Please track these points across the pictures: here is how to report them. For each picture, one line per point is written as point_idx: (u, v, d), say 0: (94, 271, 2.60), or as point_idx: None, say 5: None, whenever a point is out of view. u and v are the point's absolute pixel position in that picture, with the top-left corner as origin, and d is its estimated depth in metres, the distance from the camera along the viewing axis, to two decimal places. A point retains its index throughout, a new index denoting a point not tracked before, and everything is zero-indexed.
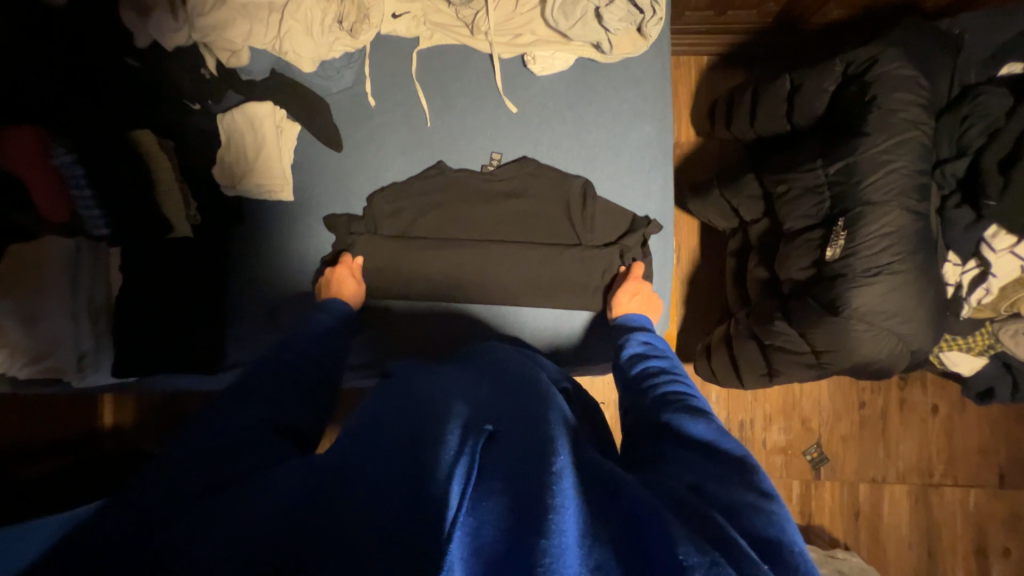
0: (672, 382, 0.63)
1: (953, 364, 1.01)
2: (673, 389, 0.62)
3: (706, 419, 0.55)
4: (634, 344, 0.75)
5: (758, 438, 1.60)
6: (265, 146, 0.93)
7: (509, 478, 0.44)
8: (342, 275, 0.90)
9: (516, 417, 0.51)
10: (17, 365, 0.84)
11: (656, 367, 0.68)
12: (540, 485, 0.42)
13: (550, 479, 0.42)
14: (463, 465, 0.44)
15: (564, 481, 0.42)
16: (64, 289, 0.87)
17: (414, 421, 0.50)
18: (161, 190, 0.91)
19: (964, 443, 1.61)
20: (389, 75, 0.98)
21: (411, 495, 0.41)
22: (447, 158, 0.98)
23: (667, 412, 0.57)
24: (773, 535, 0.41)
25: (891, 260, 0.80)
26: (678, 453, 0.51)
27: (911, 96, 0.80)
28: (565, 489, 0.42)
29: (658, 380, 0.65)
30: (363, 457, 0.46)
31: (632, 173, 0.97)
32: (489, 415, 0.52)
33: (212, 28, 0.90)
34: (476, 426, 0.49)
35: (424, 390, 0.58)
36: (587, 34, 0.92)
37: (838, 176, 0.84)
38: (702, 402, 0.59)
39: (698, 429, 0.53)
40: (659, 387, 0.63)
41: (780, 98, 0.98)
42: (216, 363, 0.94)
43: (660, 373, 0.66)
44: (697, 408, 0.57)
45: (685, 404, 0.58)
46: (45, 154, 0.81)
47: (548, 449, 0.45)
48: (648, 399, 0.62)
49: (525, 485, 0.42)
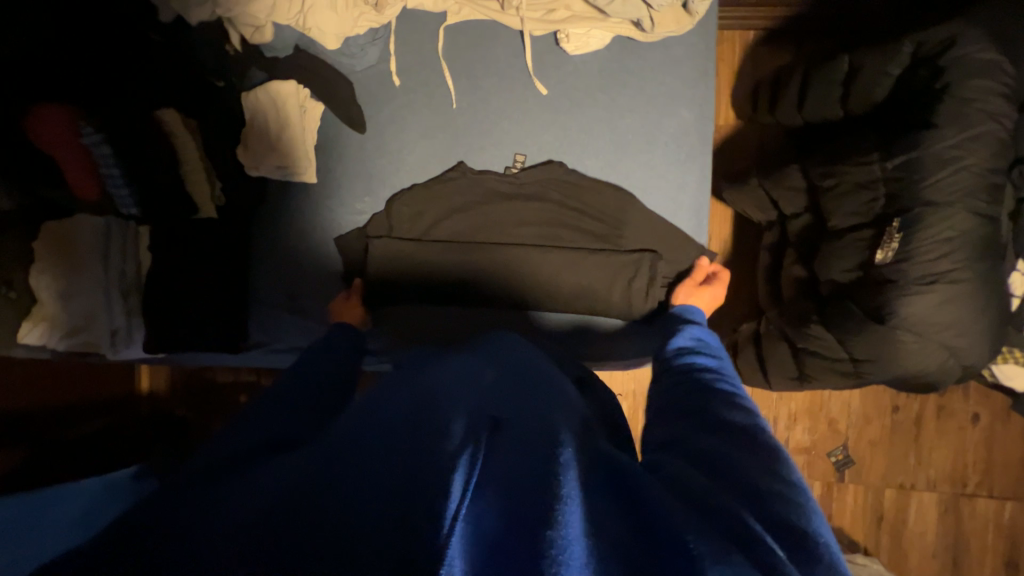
0: (717, 377, 0.59)
1: (1006, 377, 0.93)
2: (717, 383, 0.58)
3: (747, 414, 0.52)
4: (683, 337, 0.70)
5: (779, 436, 1.56)
6: (289, 126, 0.91)
7: (502, 477, 0.41)
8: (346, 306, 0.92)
9: (523, 412, 0.48)
10: (55, 338, 0.89)
11: (703, 363, 0.63)
12: (544, 477, 0.40)
13: (554, 470, 0.40)
14: (467, 456, 0.41)
15: (568, 474, 0.40)
16: (95, 266, 0.90)
17: (422, 408, 0.48)
18: (187, 172, 0.90)
19: (1005, 455, 1.54)
20: (413, 52, 0.93)
21: (411, 470, 0.40)
22: (468, 155, 0.94)
23: (705, 403, 0.54)
24: (793, 521, 0.39)
25: (949, 268, 0.73)
26: (701, 438, 0.48)
27: (991, 84, 0.71)
28: (570, 480, 0.40)
29: (702, 372, 0.60)
30: (359, 442, 0.44)
31: (666, 164, 0.91)
32: (492, 407, 0.49)
33: (236, 2, 0.86)
34: (480, 416, 0.47)
35: (437, 375, 0.56)
36: (626, 11, 0.84)
37: (896, 173, 0.77)
38: (749, 402, 0.55)
39: (739, 420, 0.51)
40: (702, 379, 0.59)
41: (836, 81, 0.90)
42: (239, 342, 0.96)
43: (705, 368, 0.61)
44: (744, 406, 0.53)
45: (728, 398, 0.55)
46: (74, 133, 0.81)
47: (554, 442, 0.43)
48: (689, 387, 0.58)
49: (529, 470, 0.41)
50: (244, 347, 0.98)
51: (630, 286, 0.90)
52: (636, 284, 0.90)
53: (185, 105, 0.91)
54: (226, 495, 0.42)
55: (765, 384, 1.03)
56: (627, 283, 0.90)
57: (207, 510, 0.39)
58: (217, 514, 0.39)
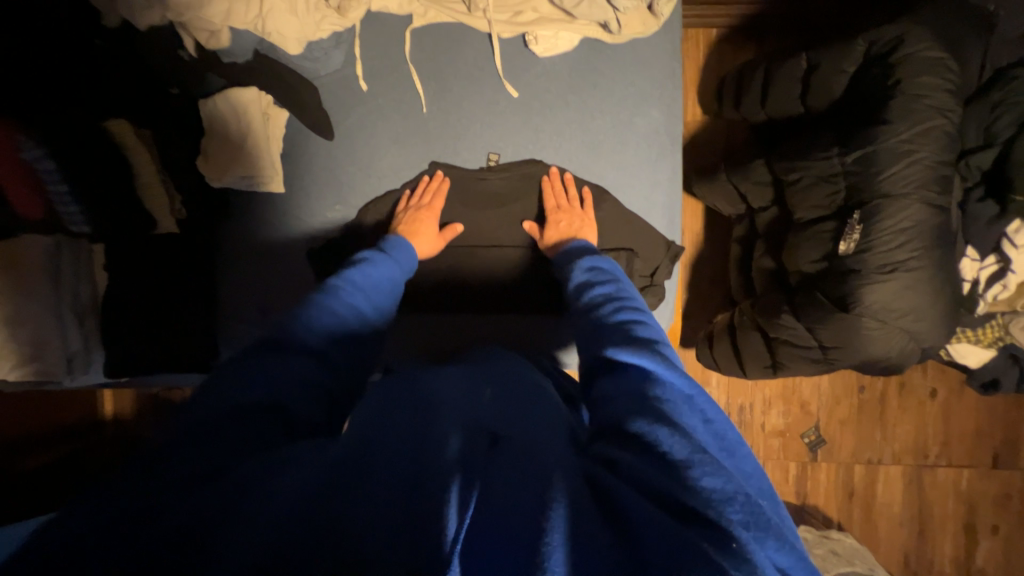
0: (616, 309, 0.62)
1: (961, 356, 0.99)
2: (618, 318, 0.60)
3: (648, 347, 0.53)
4: (579, 273, 0.73)
5: (756, 421, 1.66)
6: (252, 134, 0.87)
7: (501, 498, 0.38)
8: (420, 216, 0.87)
9: (523, 426, 0.46)
10: (4, 369, 0.81)
11: (604, 297, 0.65)
12: (539, 502, 0.38)
13: (551, 490, 0.38)
14: (460, 482, 0.39)
15: (559, 491, 0.38)
16: (46, 288, 0.84)
17: (416, 427, 0.45)
18: (143, 186, 0.86)
19: (960, 426, 1.66)
20: (380, 55, 0.90)
21: (413, 487, 0.39)
22: (441, 158, 0.92)
23: (610, 344, 0.56)
24: (708, 480, 0.38)
25: (907, 257, 0.76)
26: (607, 386, 0.50)
27: (938, 81, 0.74)
28: (567, 500, 0.38)
29: (604, 310, 0.63)
30: (363, 458, 0.41)
31: (638, 164, 0.89)
32: (486, 419, 0.47)
33: (187, 5, 0.80)
34: (477, 432, 0.45)
35: (432, 389, 0.52)
36: (593, 14, 0.82)
37: (855, 167, 0.80)
38: (651, 329, 0.57)
39: (636, 358, 0.51)
40: (606, 316, 0.61)
41: (795, 79, 0.94)
42: (209, 362, 0.92)
43: (607, 301, 0.64)
44: (645, 338, 0.55)
45: (631, 334, 0.56)
46: (10, 148, 0.73)
47: (552, 459, 0.42)
48: (594, 331, 0.60)
49: (529, 490, 0.39)
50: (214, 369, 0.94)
51: None
52: None
53: (141, 118, 0.87)
54: (190, 501, 0.38)
55: (741, 372, 1.07)
56: None
57: (210, 518, 0.37)
58: (203, 535, 0.36)
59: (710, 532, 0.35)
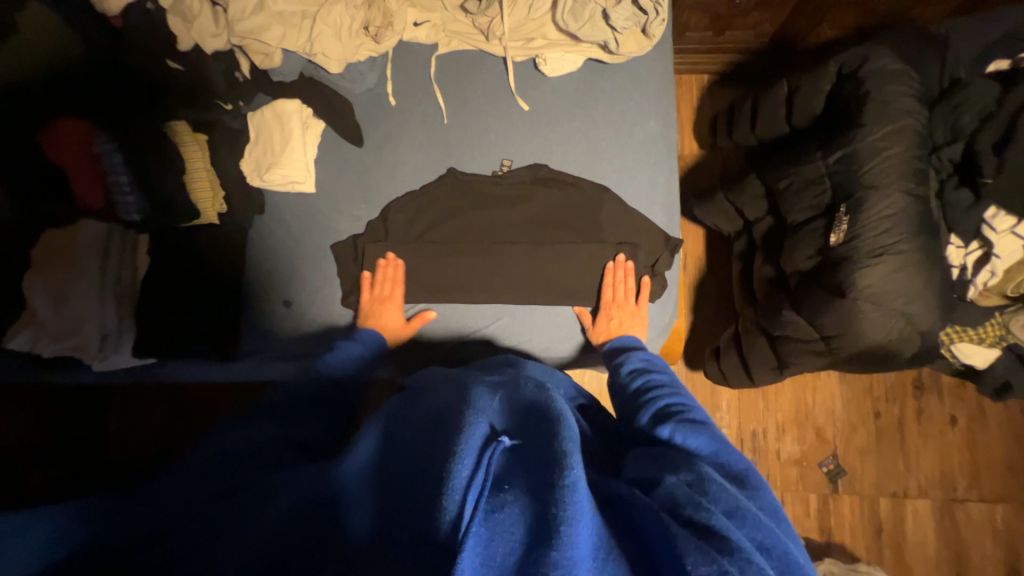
0: (672, 395, 0.69)
1: (966, 357, 1.00)
2: (672, 401, 0.68)
3: (705, 431, 0.61)
4: (632, 360, 0.80)
5: (771, 448, 1.62)
6: (290, 139, 0.97)
7: (529, 475, 0.47)
8: (381, 308, 0.94)
9: (536, 430, 0.51)
10: (42, 343, 0.88)
11: (658, 381, 0.73)
12: (550, 498, 0.43)
13: (560, 493, 0.43)
14: (480, 474, 0.47)
15: (576, 495, 0.43)
16: (93, 268, 0.91)
17: (427, 431, 0.54)
18: (192, 182, 0.96)
19: (987, 456, 1.59)
20: (408, 77, 1.03)
21: (423, 499, 0.46)
22: (459, 164, 1.00)
23: (668, 422, 0.63)
24: (760, 538, 0.44)
25: (895, 241, 0.80)
26: (647, 459, 0.58)
27: (904, 89, 0.83)
28: (578, 501, 0.42)
29: (658, 393, 0.70)
30: (389, 477, 0.52)
31: (638, 167, 0.97)
32: (511, 427, 0.54)
33: (249, 31, 0.92)
34: (493, 436, 0.51)
35: (434, 401, 0.61)
36: (595, 35, 0.92)
37: (839, 167, 0.87)
38: (700, 414, 0.65)
39: (696, 441, 0.59)
40: (660, 400, 0.69)
41: (779, 101, 1.05)
42: (231, 350, 0.97)
43: (661, 386, 0.72)
44: (697, 420, 0.63)
45: (687, 417, 0.64)
46: (89, 143, 0.90)
47: (563, 462, 0.45)
48: (649, 408, 0.68)
49: (542, 485, 0.45)
50: (235, 357, 0.98)
51: (624, 273, 0.94)
52: (623, 271, 0.94)
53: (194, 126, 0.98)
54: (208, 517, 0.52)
55: (752, 381, 1.15)
56: (623, 270, 0.94)
57: (237, 520, 0.50)
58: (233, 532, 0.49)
59: (759, 568, 0.40)
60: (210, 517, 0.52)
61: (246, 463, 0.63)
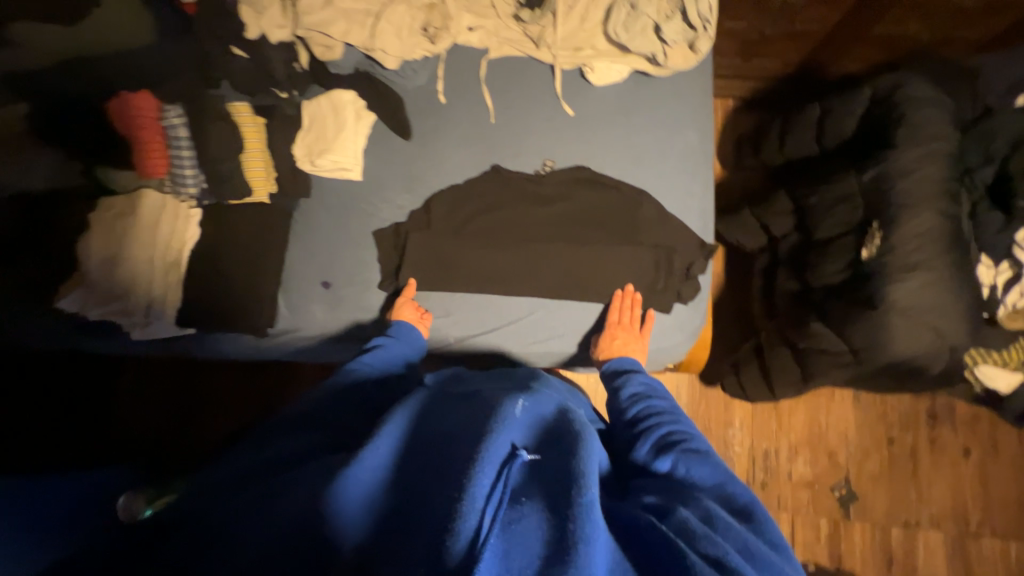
0: (672, 424, 0.74)
1: (990, 380, 1.01)
2: (673, 430, 0.73)
3: (707, 462, 0.66)
4: (632, 384, 0.84)
5: (783, 469, 1.61)
6: (344, 127, 1.02)
7: (549, 491, 0.52)
8: (401, 309, 0.96)
9: (555, 449, 0.57)
10: (91, 304, 0.91)
11: (657, 408, 0.78)
12: (568, 517, 0.48)
13: (577, 513, 0.48)
14: (502, 488, 0.52)
15: (592, 516, 0.48)
16: (146, 236, 0.94)
17: (451, 439, 0.58)
18: (247, 161, 0.97)
19: (1000, 490, 1.58)
20: (458, 77, 1.07)
21: (443, 502, 0.50)
22: (502, 161, 1.04)
23: (672, 452, 0.68)
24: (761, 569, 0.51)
25: (925, 258, 0.83)
26: (653, 486, 0.63)
27: (938, 113, 0.87)
28: (593, 522, 0.48)
29: (658, 420, 0.75)
30: (408, 478, 0.56)
31: (677, 175, 1.01)
32: (529, 442, 0.59)
33: (316, 25, 0.99)
34: (513, 449, 0.56)
35: (460, 411, 0.65)
36: (643, 46, 0.98)
37: (870, 185, 0.91)
38: (700, 443, 0.71)
39: (701, 472, 0.65)
40: (662, 428, 0.74)
41: (811, 122, 1.09)
42: (267, 329, 1.01)
43: (662, 414, 0.77)
44: (698, 450, 0.69)
45: (688, 449, 0.69)
46: (157, 116, 0.93)
47: (579, 481, 0.51)
48: (650, 435, 0.73)
49: (562, 504, 0.50)
50: (270, 332, 1.02)
51: (661, 273, 0.97)
52: (661, 271, 0.97)
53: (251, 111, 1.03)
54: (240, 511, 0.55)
55: (772, 393, 1.16)
56: (659, 271, 0.97)
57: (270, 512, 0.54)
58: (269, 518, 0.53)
59: None
60: (264, 489, 0.57)
61: (288, 436, 0.68)
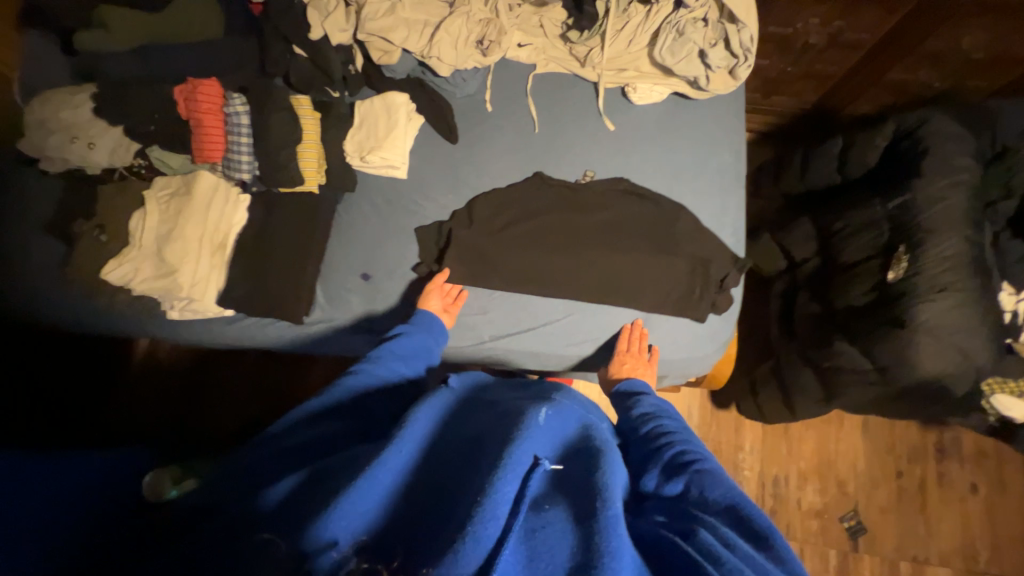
0: (684, 441, 0.72)
1: (1006, 409, 1.02)
2: (685, 447, 0.70)
3: (721, 481, 0.63)
4: (644, 405, 0.83)
5: (792, 497, 1.60)
6: (396, 126, 1.05)
7: (572, 504, 0.52)
8: (430, 292, 0.97)
9: (577, 462, 0.57)
10: (140, 277, 0.93)
11: (669, 427, 0.76)
12: (587, 532, 0.48)
13: (597, 530, 0.48)
14: (518, 500, 0.51)
15: (613, 533, 0.48)
16: (199, 215, 0.97)
17: (472, 446, 0.58)
18: (302, 151, 1.01)
19: (1007, 529, 1.59)
20: (505, 88, 1.13)
21: (460, 509, 0.49)
22: (546, 169, 1.08)
23: (685, 469, 0.66)
24: None
25: (954, 280, 0.87)
26: (665, 506, 0.62)
27: (961, 148, 0.93)
28: (615, 538, 0.47)
29: (670, 438, 0.73)
30: (425, 482, 0.55)
31: (710, 191, 1.06)
32: (548, 451, 0.58)
33: (377, 30, 1.03)
34: (533, 458, 0.55)
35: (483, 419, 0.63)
36: (689, 70, 1.03)
37: (897, 212, 0.96)
38: (710, 462, 0.68)
39: (717, 490, 0.62)
40: (675, 445, 0.71)
41: (833, 153, 1.15)
42: (302, 316, 1.01)
43: (673, 432, 0.75)
44: (712, 469, 0.66)
45: (702, 466, 0.66)
46: (222, 103, 0.98)
47: (599, 496, 0.51)
48: (662, 452, 0.71)
49: (582, 518, 0.49)
50: (305, 321, 1.03)
51: (694, 284, 1.00)
52: (694, 280, 1.00)
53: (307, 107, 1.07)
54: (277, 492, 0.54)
55: (791, 414, 1.17)
56: (693, 281, 1.00)
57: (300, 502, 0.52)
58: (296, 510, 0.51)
59: None
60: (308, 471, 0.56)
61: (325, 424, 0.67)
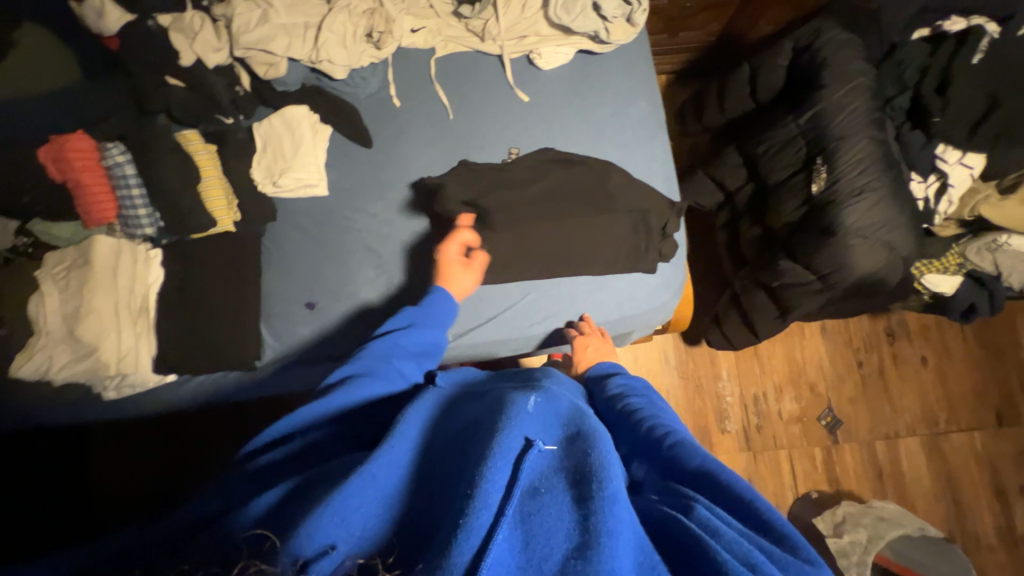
0: (657, 418, 0.70)
1: (935, 286, 1.09)
2: (657, 423, 0.68)
3: (698, 451, 0.61)
4: (614, 385, 0.81)
5: (773, 409, 1.70)
6: (303, 142, 0.99)
7: (569, 484, 0.48)
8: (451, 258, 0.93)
9: (572, 441, 0.54)
10: (57, 366, 0.86)
11: (637, 403, 0.74)
12: (588, 508, 0.44)
13: (598, 502, 0.44)
14: (515, 488, 0.46)
15: (615, 503, 0.45)
16: (107, 285, 0.89)
17: (460, 444, 0.54)
18: (206, 191, 0.93)
19: (958, 388, 1.76)
20: (409, 78, 1.08)
21: (450, 511, 0.45)
22: (469, 155, 1.05)
23: (665, 442, 0.64)
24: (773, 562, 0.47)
25: (869, 179, 0.93)
26: (653, 487, 0.60)
27: (852, 55, 0.97)
28: (616, 510, 0.44)
29: (642, 414, 0.71)
30: (407, 492, 0.51)
31: (635, 142, 1.07)
32: (541, 432, 0.54)
33: (255, 43, 0.94)
34: (525, 442, 0.51)
35: (468, 415, 0.59)
36: (588, 25, 1.02)
37: (810, 124, 0.99)
38: (682, 434, 0.66)
39: (699, 459, 0.59)
40: (650, 420, 0.69)
41: (744, 81, 1.15)
42: (253, 362, 0.96)
43: (642, 408, 0.73)
44: (686, 441, 0.63)
45: (681, 437, 0.64)
46: (98, 156, 0.88)
47: (596, 474, 0.47)
48: (637, 429, 0.69)
49: (580, 495, 0.46)
50: (258, 366, 0.98)
51: (640, 236, 1.01)
52: (640, 231, 1.01)
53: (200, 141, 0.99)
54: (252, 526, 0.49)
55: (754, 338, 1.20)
56: (638, 233, 1.01)
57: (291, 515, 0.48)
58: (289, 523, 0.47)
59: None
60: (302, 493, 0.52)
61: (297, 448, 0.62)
